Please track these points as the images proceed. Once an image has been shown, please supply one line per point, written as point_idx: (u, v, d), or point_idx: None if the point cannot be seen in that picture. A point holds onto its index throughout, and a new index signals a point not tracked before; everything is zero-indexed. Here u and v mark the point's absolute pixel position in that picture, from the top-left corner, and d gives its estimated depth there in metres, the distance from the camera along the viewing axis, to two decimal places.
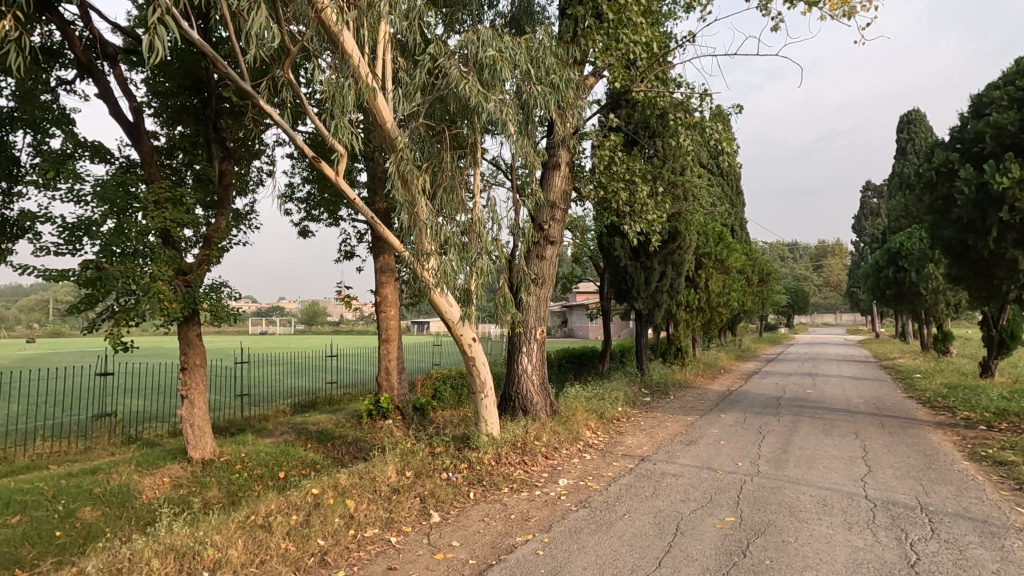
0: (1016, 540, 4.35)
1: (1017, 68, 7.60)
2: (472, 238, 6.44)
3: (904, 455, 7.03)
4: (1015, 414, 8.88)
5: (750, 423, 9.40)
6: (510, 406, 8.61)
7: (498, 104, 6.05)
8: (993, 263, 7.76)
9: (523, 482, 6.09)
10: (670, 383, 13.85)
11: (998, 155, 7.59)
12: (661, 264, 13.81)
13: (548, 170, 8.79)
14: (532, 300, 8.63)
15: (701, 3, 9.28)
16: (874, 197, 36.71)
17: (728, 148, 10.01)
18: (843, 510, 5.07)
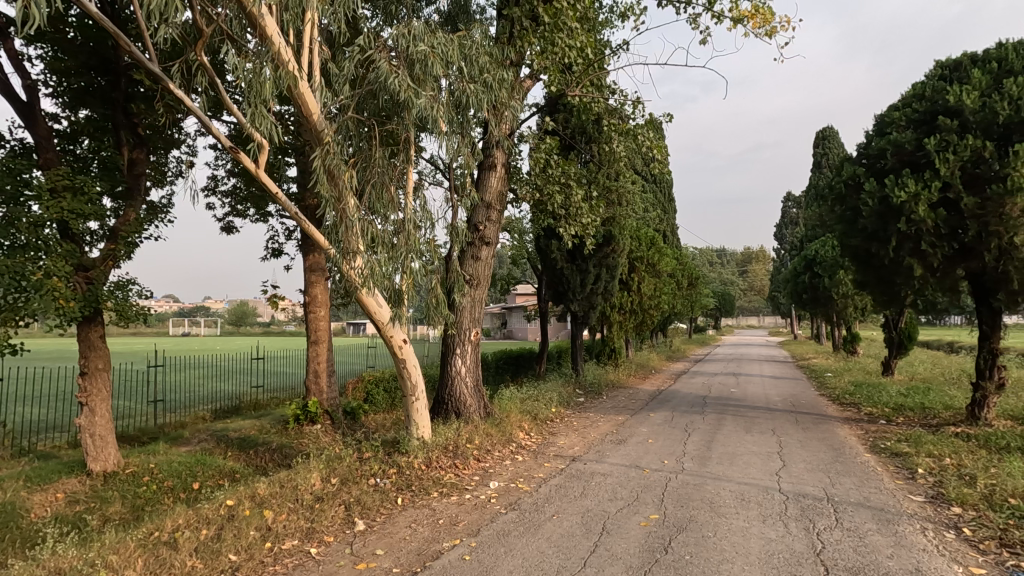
0: (908, 526, 4.70)
1: (913, 92, 8.30)
2: (403, 238, 6.26)
3: (816, 449, 7.48)
4: (911, 409, 9.69)
5: (677, 421, 9.73)
6: (443, 409, 8.48)
7: (429, 100, 5.93)
8: (891, 270, 8.43)
9: (453, 486, 5.99)
10: (604, 384, 14.15)
11: (897, 170, 8.24)
12: (596, 266, 14.08)
13: (484, 170, 8.74)
14: (466, 302, 8.56)
15: (635, 13, 9.54)
16: (794, 207, 39.03)
17: (659, 155, 10.34)
18: (758, 504, 5.30)
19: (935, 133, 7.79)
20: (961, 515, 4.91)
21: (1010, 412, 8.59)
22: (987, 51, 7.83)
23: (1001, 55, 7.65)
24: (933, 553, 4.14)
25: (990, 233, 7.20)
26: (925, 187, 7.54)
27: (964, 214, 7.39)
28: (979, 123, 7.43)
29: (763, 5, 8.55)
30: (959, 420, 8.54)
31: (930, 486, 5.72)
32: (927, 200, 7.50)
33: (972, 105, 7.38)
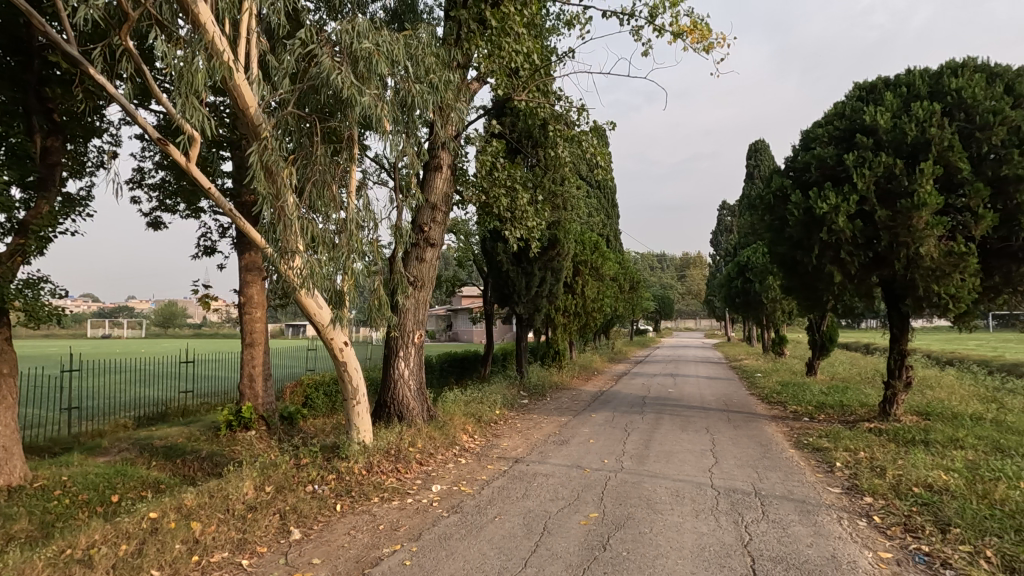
0: (826, 516, 5.03)
1: (834, 110, 8.92)
2: (345, 237, 6.11)
3: (745, 446, 7.87)
4: (831, 407, 10.37)
5: (618, 421, 9.99)
6: (386, 412, 8.33)
7: (373, 99, 5.82)
8: (814, 277, 8.99)
9: (395, 491, 5.88)
10: (547, 386, 14.32)
11: (820, 183, 8.82)
12: (541, 270, 14.23)
13: (429, 171, 8.67)
14: (410, 303, 8.46)
15: (581, 22, 9.76)
16: (729, 216, 40.90)
17: (603, 162, 10.60)
18: (692, 499, 5.52)
19: (853, 149, 8.39)
20: (872, 504, 5.30)
21: (917, 408, 9.34)
22: (898, 77, 8.53)
23: (910, 80, 8.35)
24: (847, 541, 4.45)
25: (900, 243, 7.82)
26: (844, 200, 8.12)
27: (878, 226, 7.98)
28: (891, 142, 8.06)
29: (701, 21, 8.95)
30: (873, 416, 9.21)
31: (845, 478, 6.15)
32: (846, 212, 8.07)
33: (885, 125, 8.00)
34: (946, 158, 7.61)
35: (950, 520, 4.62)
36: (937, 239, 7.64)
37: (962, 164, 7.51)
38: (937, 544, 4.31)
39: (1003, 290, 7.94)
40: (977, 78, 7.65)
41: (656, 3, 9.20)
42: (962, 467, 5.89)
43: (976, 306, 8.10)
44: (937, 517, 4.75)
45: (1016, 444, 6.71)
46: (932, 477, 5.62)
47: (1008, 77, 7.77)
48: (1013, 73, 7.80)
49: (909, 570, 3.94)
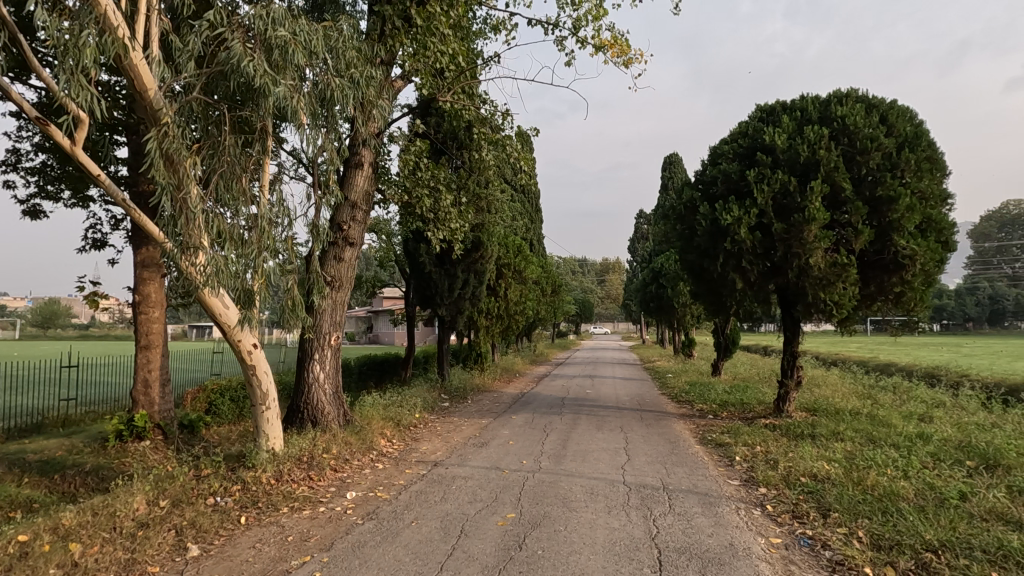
0: (725, 507, 5.39)
1: (739, 129, 9.63)
2: (256, 234, 5.76)
3: (655, 443, 8.28)
4: (733, 405, 11.13)
5: (537, 422, 10.18)
6: (299, 418, 7.96)
7: (289, 90, 5.55)
8: (719, 283, 9.63)
9: (306, 500, 5.62)
10: (469, 388, 14.30)
11: (726, 196, 9.47)
12: (464, 272, 14.19)
13: (349, 168, 8.40)
14: (326, 304, 8.15)
15: (507, 28, 9.87)
16: (645, 224, 42.75)
17: (526, 167, 10.77)
18: (605, 496, 5.71)
19: (754, 166, 9.10)
20: (766, 494, 5.75)
21: (805, 405, 10.24)
22: (793, 102, 9.32)
23: (803, 105, 9.15)
24: (743, 529, 4.79)
25: (793, 254, 8.55)
26: (746, 213, 8.78)
27: (775, 237, 8.68)
28: (786, 161, 8.81)
29: (621, 37, 9.33)
30: (768, 413, 10.00)
31: (743, 471, 6.62)
32: (747, 224, 8.73)
33: (781, 145, 8.73)
34: (832, 178, 8.42)
35: (830, 505, 5.10)
36: (824, 250, 8.43)
37: (845, 184, 8.33)
38: (819, 527, 4.75)
39: (877, 298, 8.88)
40: (858, 107, 8.52)
41: (579, 16, 9.49)
42: (841, 458, 6.53)
43: (855, 312, 9.01)
44: (820, 503, 5.23)
45: (885, 435, 7.53)
46: (816, 467, 6.18)
47: (883, 108, 8.72)
48: (887, 105, 8.75)
49: (796, 552, 4.31)
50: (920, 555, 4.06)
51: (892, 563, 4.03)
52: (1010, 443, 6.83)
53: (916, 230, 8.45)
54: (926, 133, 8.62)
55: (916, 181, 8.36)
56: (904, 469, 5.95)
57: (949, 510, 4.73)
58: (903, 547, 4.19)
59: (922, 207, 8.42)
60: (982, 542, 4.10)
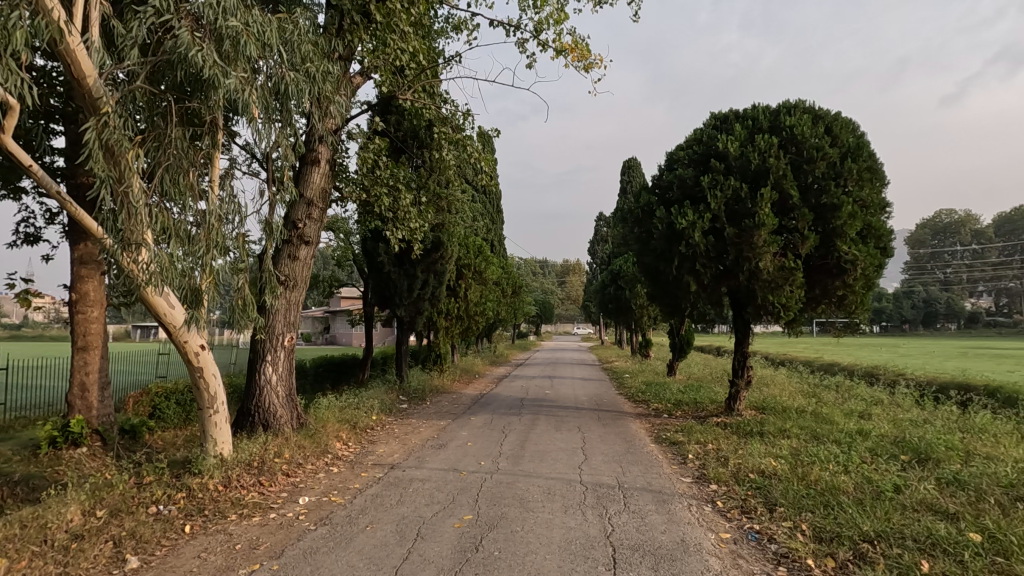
0: (678, 504, 5.53)
1: (694, 136, 9.90)
2: (204, 231, 5.55)
3: (612, 443, 8.41)
4: (687, 404, 11.43)
5: (496, 423, 10.18)
6: (249, 421, 7.70)
7: (240, 82, 5.36)
8: (674, 286, 9.88)
9: (255, 506, 5.43)
10: (427, 390, 14.16)
11: (681, 200, 9.72)
12: (424, 272, 14.06)
13: (305, 164, 8.18)
14: (280, 304, 7.92)
15: (469, 27, 9.84)
16: (605, 227, 43.35)
17: (487, 168, 10.75)
18: (562, 496, 5.76)
19: (708, 172, 9.39)
20: (716, 490, 5.93)
21: (755, 404, 10.61)
22: (745, 111, 9.65)
23: (754, 115, 9.49)
24: (694, 525, 4.92)
25: (744, 258, 8.85)
26: (699, 218, 9.06)
27: (728, 242, 8.97)
28: (738, 168, 9.11)
29: (581, 41, 9.45)
30: (720, 412, 10.31)
31: (695, 469, 6.81)
32: (701, 228, 9.02)
33: (734, 153, 9.04)
34: (781, 185, 8.76)
35: (776, 500, 5.31)
36: (772, 255, 8.76)
37: (793, 191, 8.68)
38: (765, 522, 4.93)
39: (821, 301, 9.29)
40: (805, 118, 8.89)
41: (541, 19, 9.55)
42: (787, 454, 6.80)
43: (802, 314, 9.39)
44: (766, 499, 5.43)
45: (828, 432, 7.88)
46: (763, 464, 6.41)
47: (828, 119, 9.12)
48: (832, 116, 9.16)
49: (744, 546, 4.46)
50: (858, 546, 4.26)
51: (832, 554, 4.21)
52: (939, 438, 7.26)
53: (858, 237, 8.88)
54: (867, 144, 9.06)
55: (858, 190, 8.77)
56: (844, 465, 6.24)
57: (884, 502, 4.99)
58: (842, 538, 4.39)
59: (863, 214, 8.85)
60: (914, 531, 4.34)
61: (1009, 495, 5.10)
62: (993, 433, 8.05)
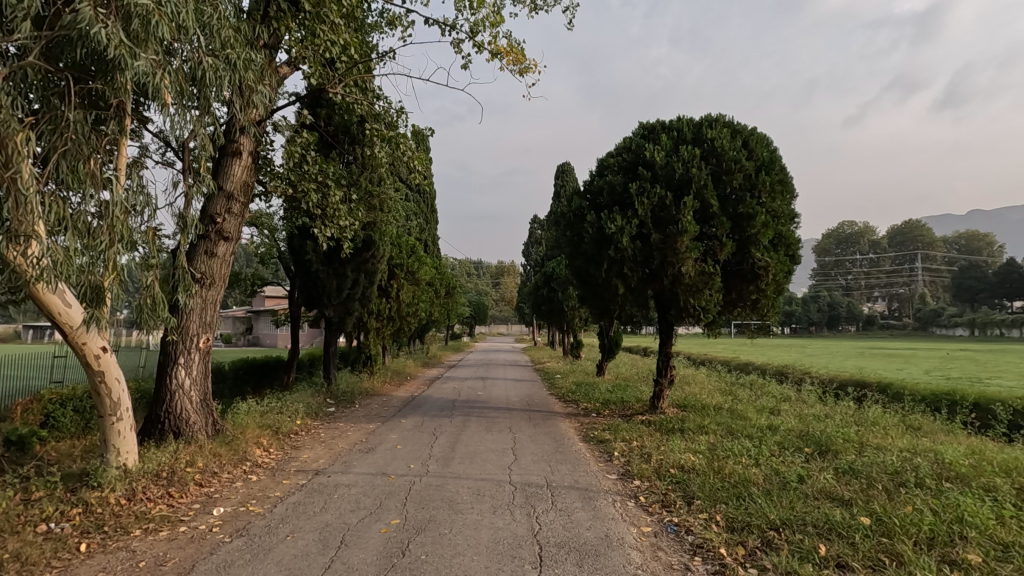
0: (603, 500, 5.70)
1: (624, 144, 10.26)
2: (107, 223, 5.12)
3: (542, 442, 8.54)
4: (614, 403, 11.80)
5: (426, 425, 10.06)
6: (158, 429, 7.16)
7: (151, 65, 4.98)
8: (603, 288, 10.18)
9: (163, 520, 5.06)
10: (356, 392, 13.75)
11: (611, 206, 10.04)
12: (354, 272, 13.67)
13: (225, 156, 7.74)
14: (194, 303, 7.45)
15: (404, 24, 9.68)
16: (539, 229, 43.84)
17: (420, 167, 10.62)
18: (491, 497, 5.78)
19: (636, 180, 9.76)
20: (639, 486, 6.16)
21: (677, 402, 11.10)
22: (671, 122, 10.09)
23: (679, 126, 9.96)
24: (617, 521, 5.08)
25: (668, 263, 9.26)
26: (627, 224, 9.41)
27: (653, 247, 9.35)
28: (663, 176, 9.52)
29: (516, 45, 9.54)
30: (645, 410, 10.73)
31: (620, 466, 7.05)
32: (629, 233, 9.37)
33: (660, 162, 9.44)
34: (702, 195, 9.23)
35: (694, 493, 5.59)
36: (694, 260, 9.21)
37: (713, 201, 9.17)
38: (684, 514, 5.17)
39: (738, 305, 9.85)
40: (725, 132, 9.42)
41: (476, 20, 9.55)
42: (704, 449, 7.18)
43: (720, 317, 9.94)
44: (685, 492, 5.70)
45: (742, 428, 8.38)
46: (683, 459, 6.72)
47: (745, 134, 9.70)
48: (749, 131, 9.75)
49: (662, 539, 4.66)
50: (765, 533, 4.57)
51: (742, 542, 4.49)
52: (837, 431, 7.91)
53: (770, 245, 9.51)
54: (779, 159, 9.72)
55: (771, 202, 9.41)
56: (755, 458, 6.67)
57: (789, 492, 5.37)
58: (752, 527, 4.69)
59: (775, 224, 9.49)
60: (814, 518, 4.70)
61: (894, 481, 5.64)
62: (882, 425, 8.87)
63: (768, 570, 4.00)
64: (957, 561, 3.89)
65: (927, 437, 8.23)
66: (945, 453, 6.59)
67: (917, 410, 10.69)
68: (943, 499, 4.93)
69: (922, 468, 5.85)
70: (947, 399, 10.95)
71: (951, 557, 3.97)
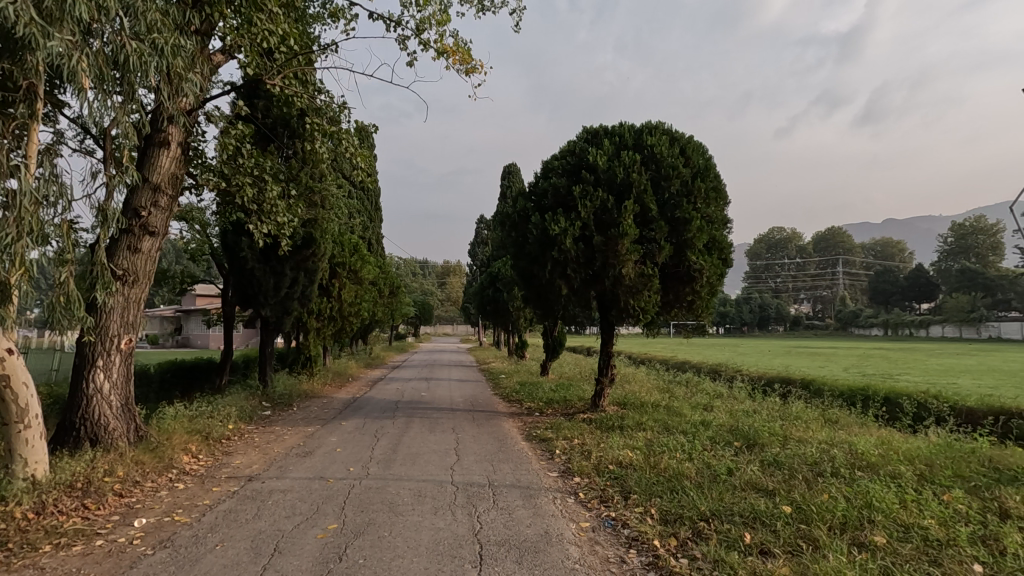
0: (544, 497, 5.79)
1: (568, 147, 10.45)
2: (13, 213, 4.71)
3: (484, 442, 8.56)
4: (557, 402, 11.98)
5: (367, 427, 9.87)
6: (73, 437, 6.66)
7: (67, 46, 4.64)
8: (547, 288, 10.33)
9: (76, 533, 4.72)
10: (294, 395, 13.30)
11: (555, 208, 10.19)
12: (293, 270, 13.20)
13: (152, 146, 7.30)
14: (115, 302, 6.99)
15: (346, 17, 9.45)
16: (486, 229, 43.82)
17: (363, 164, 10.38)
18: (432, 497, 5.76)
19: (579, 182, 9.97)
20: (579, 482, 6.30)
21: (617, 400, 11.40)
22: (613, 127, 10.36)
23: (621, 132, 10.23)
24: (557, 517, 5.18)
25: (609, 264, 9.51)
26: (571, 225, 9.60)
27: (595, 249, 9.58)
28: (606, 180, 9.78)
29: (463, 45, 9.52)
30: (586, 408, 10.96)
31: (561, 463, 7.18)
32: (572, 235, 9.56)
33: (602, 166, 9.67)
34: (641, 199, 9.54)
35: (631, 488, 5.77)
36: (633, 262, 9.49)
37: (652, 205, 9.50)
38: (621, 509, 5.34)
39: (674, 305, 10.22)
40: (664, 139, 9.78)
41: (423, 18, 9.46)
42: (642, 445, 7.42)
43: (658, 318, 10.28)
44: (622, 487, 5.88)
45: (677, 424, 8.73)
46: (622, 456, 6.92)
47: (683, 141, 10.09)
48: (686, 139, 10.14)
49: (600, 534, 4.79)
50: (695, 524, 4.79)
51: (675, 533, 4.68)
52: (764, 425, 8.38)
53: (704, 248, 9.93)
54: (714, 167, 10.16)
55: (705, 207, 9.83)
56: (688, 452, 6.96)
57: (719, 484, 5.64)
58: (683, 519, 4.90)
59: (709, 229, 9.91)
60: (740, 508, 4.96)
61: (813, 471, 6.05)
62: (804, 419, 9.47)
63: (698, 559, 4.20)
64: (865, 544, 4.22)
65: (843, 430, 8.85)
66: (858, 444, 7.10)
67: (836, 404, 11.45)
68: (854, 486, 5.32)
69: (838, 458, 6.30)
70: (861, 394, 11.80)
71: (860, 540, 4.30)
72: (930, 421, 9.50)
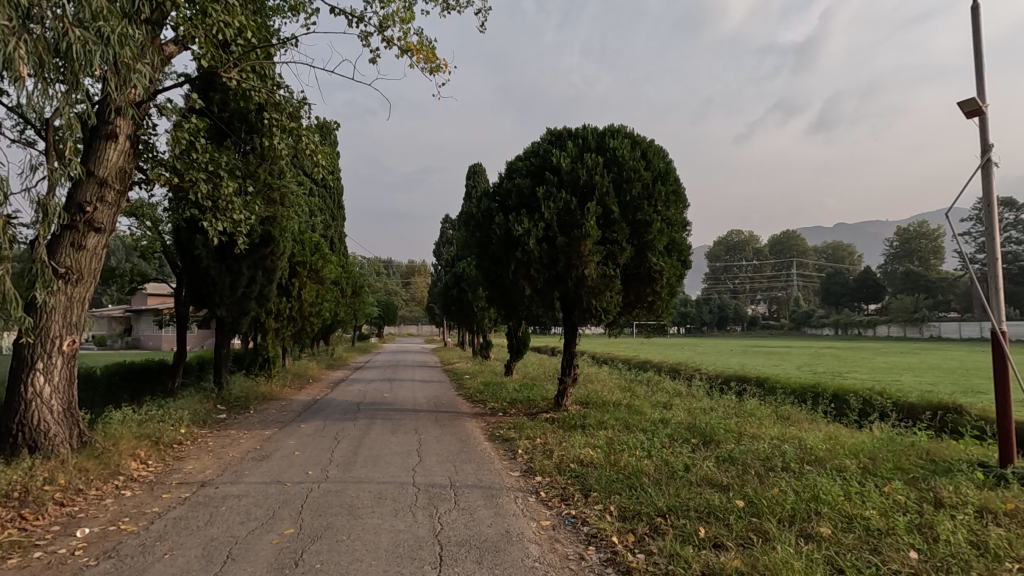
0: (506, 497, 5.81)
1: (531, 148, 10.51)
2: None
3: (447, 443, 8.53)
4: (521, 402, 12.02)
5: (327, 429, 9.69)
6: (10, 443, 6.31)
7: (4, 32, 4.39)
8: (511, 289, 10.36)
9: (12, 546, 4.47)
10: (251, 397, 12.92)
11: (519, 208, 10.23)
12: (250, 269, 12.82)
13: (99, 138, 6.98)
14: (56, 302, 6.64)
15: (307, 11, 9.25)
16: (451, 229, 43.59)
17: (324, 161, 10.18)
18: (393, 499, 5.70)
19: (543, 184, 10.04)
20: (540, 481, 6.35)
21: (580, 399, 11.52)
22: (577, 129, 10.46)
23: (584, 134, 10.34)
24: (518, 516, 5.20)
25: (572, 265, 9.61)
26: (534, 226, 9.66)
27: (558, 249, 9.67)
28: (569, 182, 9.87)
29: (427, 43, 9.45)
30: (549, 408, 11.03)
31: (523, 462, 7.22)
32: (536, 235, 9.63)
33: (565, 167, 9.77)
34: (604, 201, 9.68)
35: (591, 486, 5.86)
36: (596, 263, 9.62)
37: (614, 207, 9.64)
38: (581, 506, 5.41)
39: (635, 306, 10.40)
40: (625, 142, 9.95)
41: (386, 15, 9.35)
42: (602, 444, 7.53)
43: (619, 318, 10.43)
44: (583, 486, 5.95)
45: (637, 422, 8.89)
46: (582, 454, 7.00)
47: (644, 145, 10.28)
48: (647, 143, 10.33)
49: (560, 531, 4.84)
50: (653, 519, 4.90)
51: (633, 529, 4.77)
52: (720, 423, 8.63)
53: (664, 250, 10.14)
54: (674, 171, 10.38)
55: (666, 210, 10.03)
56: (647, 449, 7.12)
57: (676, 481, 5.78)
58: (641, 515, 5.01)
59: (669, 231, 10.13)
60: (696, 503, 5.10)
61: (765, 466, 6.27)
62: (757, 416, 9.78)
63: (654, 554, 4.30)
64: (812, 535, 4.41)
65: (794, 426, 9.19)
66: (807, 439, 7.39)
67: (788, 401, 11.87)
68: (803, 480, 5.54)
69: (788, 453, 6.55)
70: (812, 391, 12.27)
71: (807, 531, 4.48)
72: (875, 417, 9.96)
